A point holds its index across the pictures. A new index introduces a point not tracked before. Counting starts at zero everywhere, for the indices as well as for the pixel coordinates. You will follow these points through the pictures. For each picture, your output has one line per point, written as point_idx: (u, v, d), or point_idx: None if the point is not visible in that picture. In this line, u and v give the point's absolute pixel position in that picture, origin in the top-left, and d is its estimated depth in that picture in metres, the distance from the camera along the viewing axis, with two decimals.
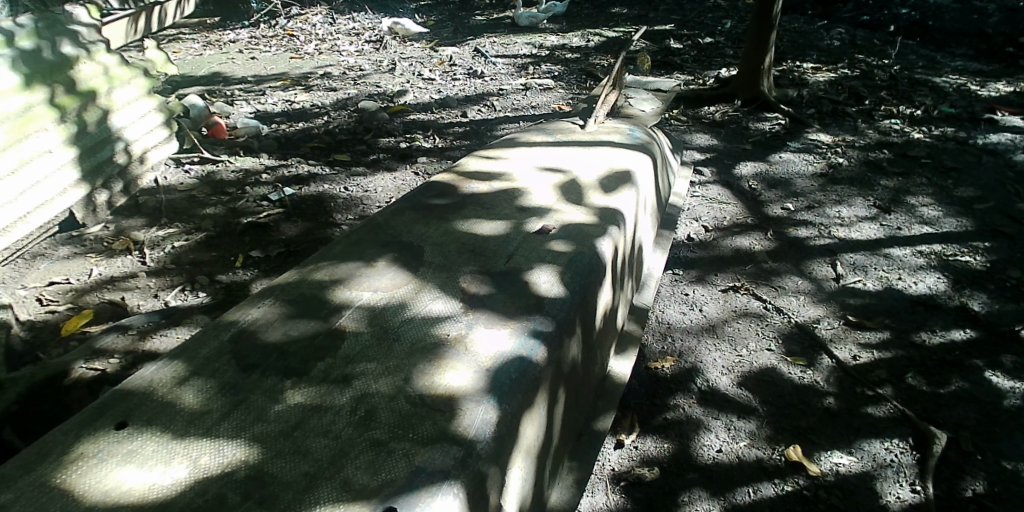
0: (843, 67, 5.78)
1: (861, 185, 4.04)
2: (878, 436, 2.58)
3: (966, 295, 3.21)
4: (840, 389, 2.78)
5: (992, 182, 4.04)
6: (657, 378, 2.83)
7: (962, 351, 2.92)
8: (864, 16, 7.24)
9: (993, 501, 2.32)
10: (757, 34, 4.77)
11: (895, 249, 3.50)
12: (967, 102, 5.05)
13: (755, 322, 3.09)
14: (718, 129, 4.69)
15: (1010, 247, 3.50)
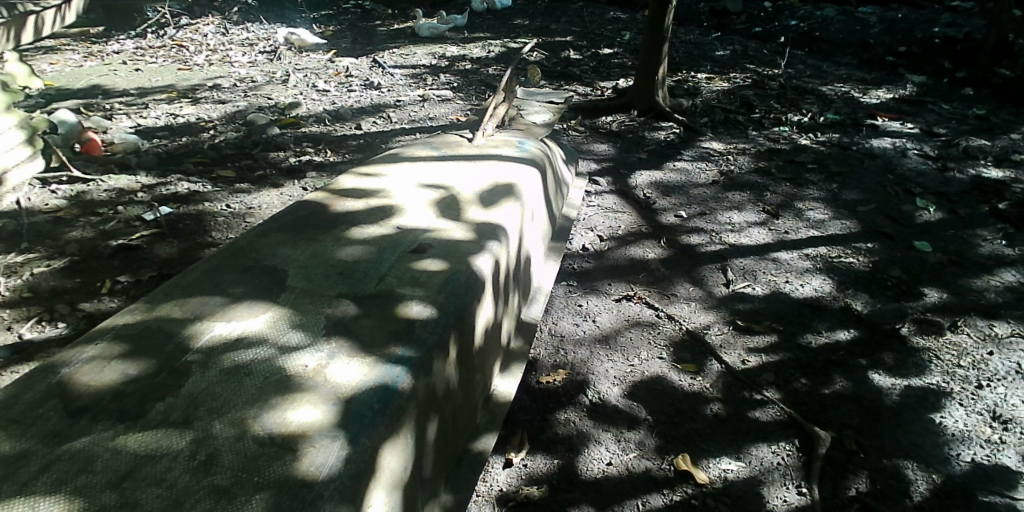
0: (737, 77, 5.98)
1: (752, 191, 4.14)
2: (766, 439, 2.59)
3: (849, 295, 3.31)
4: (728, 394, 2.79)
5: (876, 185, 4.22)
6: (549, 392, 2.78)
7: (845, 351, 2.99)
8: (757, 28, 7.55)
9: (874, 499, 2.34)
10: (651, 45, 4.85)
11: (783, 253, 3.60)
12: (852, 109, 5.30)
13: (647, 330, 3.10)
14: (615, 139, 4.74)
15: (891, 248, 3.65)
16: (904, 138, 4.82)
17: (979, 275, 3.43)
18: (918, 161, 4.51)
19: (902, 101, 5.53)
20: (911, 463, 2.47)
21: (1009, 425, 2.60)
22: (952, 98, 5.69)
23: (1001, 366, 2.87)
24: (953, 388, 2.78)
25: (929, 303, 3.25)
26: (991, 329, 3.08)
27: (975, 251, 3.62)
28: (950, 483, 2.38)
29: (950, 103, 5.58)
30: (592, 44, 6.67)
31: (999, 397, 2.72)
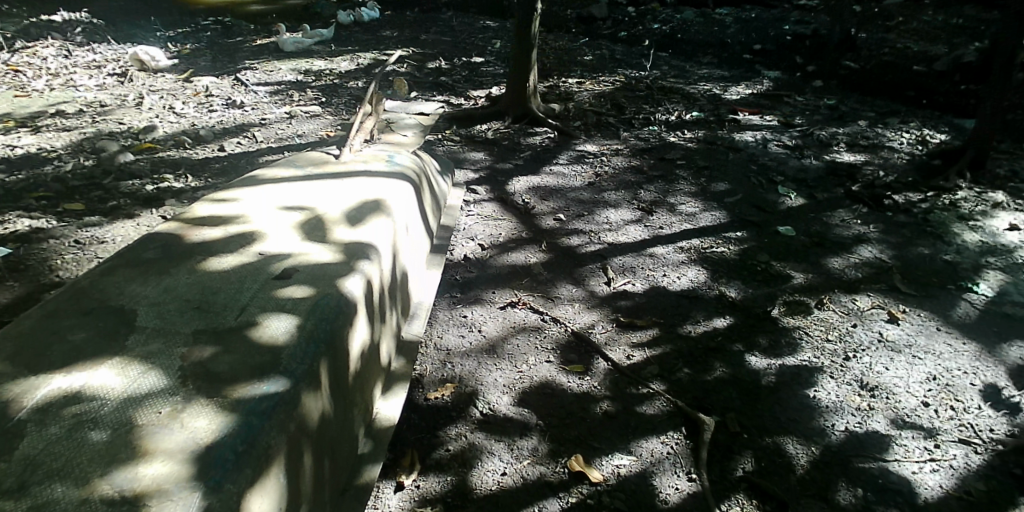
0: (607, 80, 6.18)
1: (627, 190, 4.27)
2: (655, 431, 2.61)
3: (723, 282, 3.45)
4: (616, 391, 2.79)
5: (740, 176, 4.47)
6: (437, 408, 2.67)
7: (723, 337, 3.08)
8: (623, 32, 7.88)
9: (760, 477, 2.42)
10: (520, 53, 4.91)
11: (659, 248, 3.71)
12: (715, 106, 5.60)
13: (533, 336, 3.07)
14: (492, 147, 4.75)
15: (758, 234, 3.85)
16: (763, 130, 5.15)
17: (837, 253, 3.68)
18: (777, 151, 4.83)
19: (760, 96, 5.91)
20: (791, 438, 2.57)
21: (876, 392, 2.75)
22: (803, 91, 6.15)
23: (864, 337, 3.05)
24: (823, 362, 2.91)
25: (795, 283, 3.44)
26: (852, 303, 3.28)
27: (833, 232, 3.89)
28: (827, 453, 2.51)
29: (802, 95, 6.02)
30: (465, 54, 6.69)
31: (864, 366, 2.88)
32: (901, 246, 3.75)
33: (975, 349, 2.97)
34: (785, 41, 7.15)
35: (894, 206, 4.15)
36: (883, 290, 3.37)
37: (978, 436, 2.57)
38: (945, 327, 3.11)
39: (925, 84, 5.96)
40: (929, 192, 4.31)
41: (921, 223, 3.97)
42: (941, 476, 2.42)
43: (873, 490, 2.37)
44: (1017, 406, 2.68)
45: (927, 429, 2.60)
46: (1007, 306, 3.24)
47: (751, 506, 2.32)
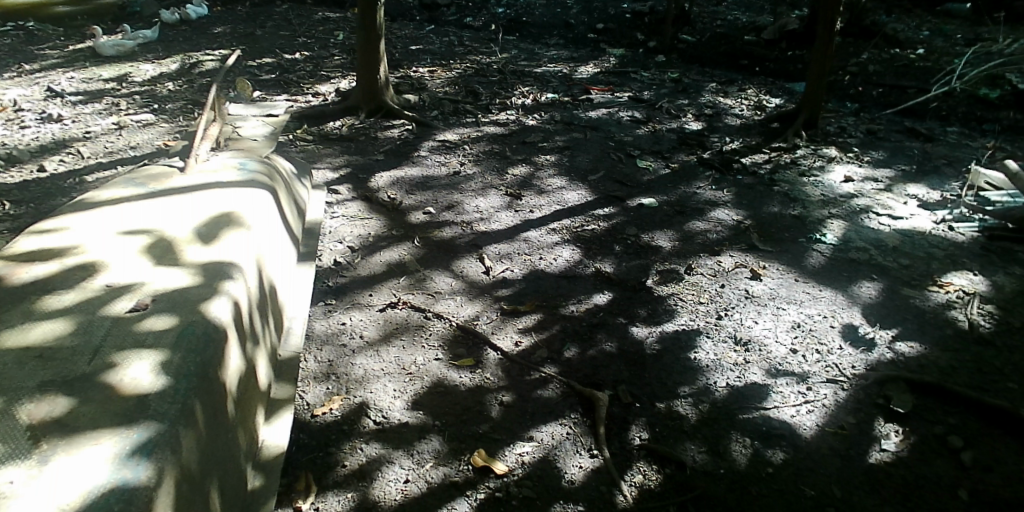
0: (459, 67, 6.12)
1: (494, 175, 4.25)
2: (554, 415, 2.59)
3: (598, 259, 3.50)
4: (511, 379, 2.72)
5: (600, 153, 4.59)
6: (326, 424, 2.47)
7: (604, 312, 3.12)
8: (468, 17, 7.82)
9: (656, 443, 2.50)
10: (366, 44, 4.71)
11: (532, 232, 3.70)
12: (567, 86, 5.72)
13: (417, 334, 2.90)
14: (348, 144, 4.54)
15: (625, 208, 3.96)
16: (616, 107, 5.32)
17: (698, 218, 3.87)
18: (633, 126, 5.00)
19: (609, 74, 6.11)
20: (680, 400, 2.67)
21: (749, 346, 2.92)
22: (649, 66, 6.42)
23: (732, 295, 3.23)
24: (699, 324, 3.04)
25: (664, 252, 3.56)
26: (718, 264, 3.46)
27: (692, 198, 4.09)
28: (714, 409, 2.63)
29: (648, 70, 6.29)
30: (307, 48, 6.35)
31: (736, 323, 3.05)
32: (754, 205, 4.01)
33: (830, 293, 3.23)
34: (627, 19, 7.43)
35: (743, 169, 4.43)
36: (744, 250, 3.58)
37: (843, 374, 2.80)
38: (802, 277, 3.35)
39: (757, 53, 6.43)
40: (773, 152, 4.65)
41: (769, 182, 4.27)
42: (816, 415, 2.62)
43: (760, 439, 2.52)
44: (871, 341, 2.95)
45: (799, 374, 2.79)
46: (851, 250, 3.55)
47: (653, 472, 2.39)
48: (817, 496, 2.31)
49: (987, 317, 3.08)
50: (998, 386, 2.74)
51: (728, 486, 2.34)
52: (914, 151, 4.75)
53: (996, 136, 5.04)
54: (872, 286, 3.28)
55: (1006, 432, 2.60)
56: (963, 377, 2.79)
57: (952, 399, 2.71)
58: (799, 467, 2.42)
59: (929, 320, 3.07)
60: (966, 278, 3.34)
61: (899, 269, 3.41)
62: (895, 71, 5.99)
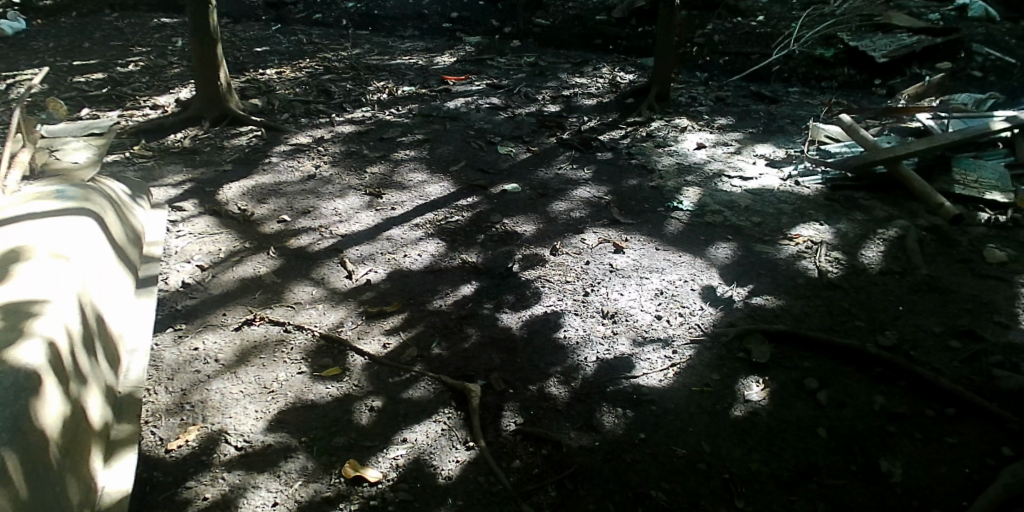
0: (308, 66, 5.95)
1: (351, 176, 4.14)
2: (427, 413, 2.54)
3: (463, 249, 3.48)
4: (379, 384, 2.66)
5: (461, 142, 4.57)
6: (182, 457, 2.31)
7: (472, 302, 3.10)
8: (318, 14, 7.59)
9: (530, 425, 2.50)
10: (200, 49, 4.49)
11: (395, 230, 3.63)
12: (424, 78, 5.70)
13: (279, 349, 2.79)
14: (191, 157, 4.30)
15: (487, 196, 3.97)
16: (473, 95, 5.32)
17: (561, 198, 3.93)
18: (494, 115, 5.00)
19: (465, 64, 6.13)
20: (552, 380, 2.69)
21: (616, 318, 2.99)
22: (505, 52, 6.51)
23: (597, 270, 3.30)
24: (567, 303, 3.08)
25: (527, 236, 3.59)
26: (583, 242, 3.52)
27: (551, 180, 4.14)
28: (586, 385, 2.66)
29: (505, 56, 6.36)
30: (140, 58, 5.96)
31: (602, 297, 3.12)
32: (612, 179, 4.14)
33: (689, 258, 3.38)
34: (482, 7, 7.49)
35: (602, 146, 4.55)
36: (606, 225, 3.67)
37: (705, 332, 2.92)
38: (662, 245, 3.49)
39: (610, 32, 6.69)
40: (629, 127, 4.82)
41: (627, 157, 4.41)
42: (683, 377, 2.70)
43: (631, 407, 2.57)
44: (729, 298, 3.10)
45: (664, 339, 2.89)
46: (706, 215, 3.75)
47: (531, 456, 2.39)
48: (688, 454, 2.39)
49: (834, 263, 3.34)
50: (847, 325, 2.95)
51: (604, 457, 2.37)
52: (760, 113, 5.14)
53: (833, 93, 5.62)
54: (727, 247, 3.46)
55: (856, 368, 2.78)
56: (816, 321, 2.97)
57: (807, 343, 2.87)
58: (671, 429, 2.49)
59: (782, 271, 3.27)
60: (815, 228, 3.63)
61: (752, 226, 3.63)
62: (738, 40, 6.41)
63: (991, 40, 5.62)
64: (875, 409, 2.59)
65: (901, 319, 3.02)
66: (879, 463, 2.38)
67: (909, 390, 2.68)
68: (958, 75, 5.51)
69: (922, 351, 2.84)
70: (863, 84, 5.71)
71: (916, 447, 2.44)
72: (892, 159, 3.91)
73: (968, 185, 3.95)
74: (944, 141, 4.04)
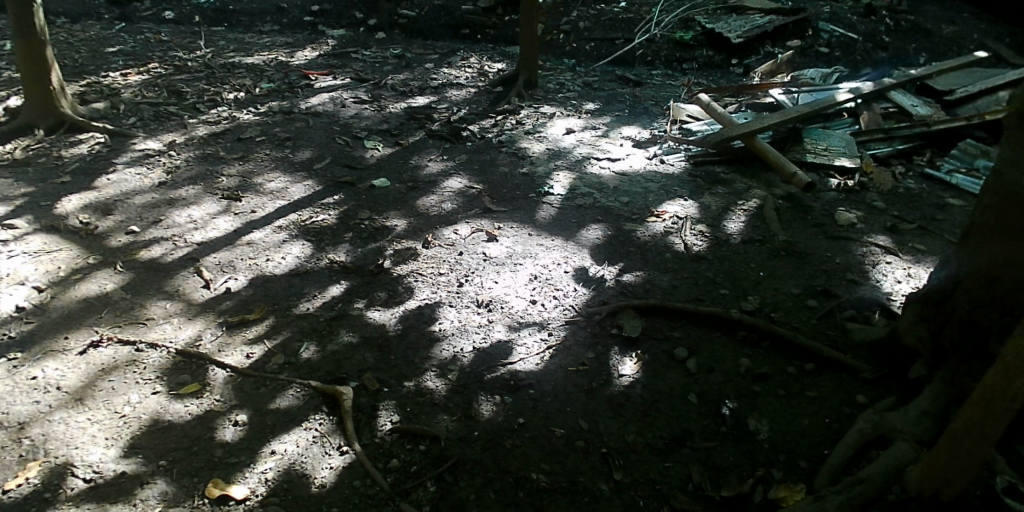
0: (157, 67, 5.66)
1: (203, 182, 3.99)
2: (299, 421, 2.45)
3: (329, 249, 3.47)
4: (244, 396, 2.55)
5: (324, 139, 4.64)
6: (20, 497, 2.10)
7: (342, 302, 3.07)
8: (168, 11, 7.23)
9: (407, 423, 2.46)
10: (28, 50, 4.23)
11: (256, 234, 3.55)
12: (285, 74, 5.72)
13: (131, 371, 2.62)
14: (24, 170, 3.99)
15: (355, 192, 4.02)
16: (338, 90, 5.44)
17: (432, 191, 4.04)
18: (360, 108, 5.15)
19: (328, 57, 6.24)
20: (429, 374, 2.68)
21: (491, 306, 3.06)
22: (370, 45, 6.73)
23: (472, 261, 3.38)
24: (441, 295, 3.13)
25: (397, 231, 3.64)
26: (456, 233, 3.62)
27: (422, 173, 4.27)
28: (462, 376, 2.67)
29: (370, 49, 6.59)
30: None
31: (476, 287, 3.19)
32: (481, 168, 4.35)
33: (560, 242, 3.54)
34: (347, 6, 7.48)
35: (472, 135, 4.77)
36: (478, 214, 3.81)
37: (579, 313, 3.02)
38: (534, 231, 3.64)
39: (476, 21, 7.12)
40: (498, 116, 5.10)
41: (495, 144, 4.67)
42: (558, 358, 2.77)
43: (509, 393, 2.59)
44: (600, 278, 3.25)
45: (539, 322, 2.97)
46: (577, 198, 3.98)
47: (409, 453, 2.35)
48: (566, 434, 2.42)
49: (699, 237, 3.57)
50: (711, 294, 3.12)
51: (484, 447, 2.37)
52: (625, 97, 5.56)
53: (693, 74, 6.11)
54: (597, 229, 3.67)
55: (721, 333, 2.92)
56: (684, 293, 3.14)
57: (674, 315, 3.00)
58: (549, 411, 2.52)
59: (650, 249, 3.47)
60: (678, 205, 3.89)
61: (621, 206, 3.88)
62: (602, 25, 6.75)
63: (835, 18, 6.23)
64: (741, 371, 2.73)
65: (762, 284, 3.21)
66: (747, 423, 2.50)
67: (771, 351, 2.83)
68: (807, 51, 6.08)
69: (781, 312, 3.02)
70: (721, 64, 6.22)
71: (779, 404, 2.59)
72: (748, 134, 4.28)
73: (818, 152, 4.31)
74: (794, 115, 4.44)
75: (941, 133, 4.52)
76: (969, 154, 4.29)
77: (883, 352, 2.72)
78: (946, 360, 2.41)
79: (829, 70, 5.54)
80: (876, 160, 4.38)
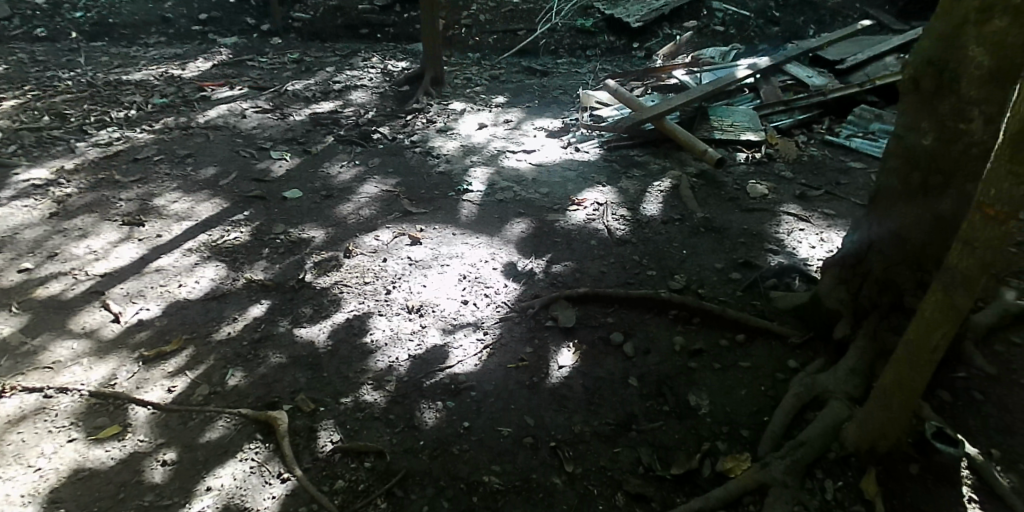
0: (31, 89, 5.18)
1: (99, 209, 3.68)
2: (234, 452, 2.28)
3: (245, 267, 3.26)
4: (169, 433, 2.35)
5: (228, 153, 4.37)
6: None
7: (265, 323, 2.89)
8: (38, 27, 6.64)
9: (349, 441, 2.33)
10: None
11: (164, 259, 3.29)
12: (178, 87, 5.36)
13: (41, 421, 2.38)
14: None
15: (267, 205, 3.80)
16: (237, 100, 5.16)
17: (347, 199, 3.88)
18: (263, 118, 4.89)
19: (223, 67, 5.91)
20: (367, 389, 2.55)
21: (422, 311, 2.96)
22: (266, 51, 6.42)
23: (397, 266, 3.27)
24: (370, 305, 3.01)
25: (316, 242, 3.46)
26: (377, 240, 3.49)
27: (335, 180, 4.09)
28: (400, 385, 2.57)
29: (266, 55, 6.28)
30: None
31: (405, 293, 3.08)
32: (397, 170, 4.21)
33: (486, 238, 3.48)
34: (238, 14, 7.12)
35: (383, 138, 4.63)
36: (398, 218, 3.68)
37: (512, 309, 2.98)
38: (458, 230, 3.57)
39: (375, 21, 6.94)
40: (408, 116, 4.97)
41: (408, 145, 4.54)
42: (497, 356, 2.71)
43: (451, 398, 2.51)
44: (529, 271, 3.21)
45: (474, 322, 2.90)
46: (497, 192, 3.93)
47: (354, 472, 2.23)
48: (513, 432, 2.37)
49: (621, 221, 3.60)
50: (640, 276, 3.15)
51: (432, 455, 2.27)
52: (534, 87, 5.55)
53: (597, 60, 6.17)
54: (522, 222, 3.62)
55: (654, 313, 2.94)
56: (613, 278, 3.16)
57: (607, 301, 3.00)
58: (493, 411, 2.46)
59: (577, 237, 3.47)
60: (598, 191, 3.91)
61: (541, 198, 3.85)
62: (503, 17, 6.75)
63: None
64: (677, 349, 2.76)
65: (687, 261, 3.27)
66: (689, 398, 2.53)
67: (703, 325, 2.87)
68: (704, 30, 6.29)
69: (708, 287, 3.08)
70: (623, 49, 6.33)
71: (716, 376, 2.62)
72: (658, 117, 4.38)
73: (726, 129, 4.46)
74: (699, 94, 4.56)
75: (836, 101, 4.76)
76: (863, 119, 4.53)
77: (806, 315, 2.80)
78: (867, 316, 2.50)
79: (727, 48, 5.73)
80: (779, 132, 4.56)
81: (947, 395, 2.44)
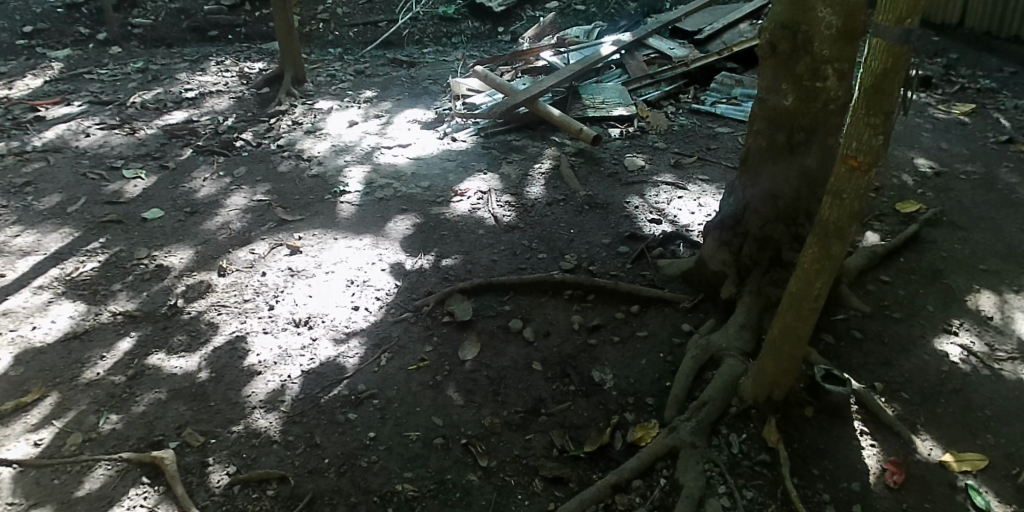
0: None
1: None
2: (115, 501, 1.97)
3: (106, 299, 2.86)
4: (37, 493, 2.00)
5: (73, 177, 3.84)
6: None
7: (136, 357, 2.54)
8: None
9: (247, 471, 2.08)
10: None
11: (11, 300, 2.82)
12: (5, 110, 4.65)
13: None
14: None
15: (125, 229, 3.37)
16: (77, 118, 4.55)
17: (214, 213, 3.52)
18: (108, 134, 4.35)
19: (57, 82, 5.21)
20: (260, 411, 2.30)
21: (311, 323, 2.72)
22: (104, 61, 5.73)
23: (276, 279, 2.99)
24: (251, 324, 2.72)
25: (183, 263, 3.10)
26: (252, 253, 3.18)
27: (197, 194, 3.70)
28: (296, 404, 2.33)
29: (105, 66, 5.61)
30: None
31: (290, 306, 2.82)
32: (266, 177, 3.88)
33: (370, 239, 3.28)
34: (67, 22, 6.32)
35: (246, 144, 4.26)
36: (273, 228, 3.38)
37: (407, 309, 2.81)
38: (339, 233, 3.33)
39: (224, 21, 6.42)
40: (271, 119, 4.61)
41: (275, 149, 4.20)
42: (396, 360, 2.54)
43: (353, 410, 2.32)
44: (419, 268, 3.06)
45: (367, 328, 2.71)
46: (376, 191, 3.72)
47: (257, 502, 1.99)
48: (423, 435, 2.22)
49: (506, 207, 3.52)
50: (532, 260, 3.09)
51: (340, 471, 2.08)
52: (402, 79, 5.35)
53: (464, 47, 6.06)
54: (405, 219, 3.45)
55: (551, 295, 2.88)
56: (505, 265, 3.07)
57: (502, 289, 2.91)
58: (399, 416, 2.29)
59: (463, 228, 3.36)
60: (480, 179, 3.80)
61: (423, 192, 3.69)
62: (361, 9, 6.47)
63: None
64: (576, 327, 2.72)
65: (575, 240, 3.25)
66: (593, 375, 2.49)
67: (598, 301, 2.85)
68: (566, 11, 6.36)
69: (599, 263, 3.07)
70: (489, 34, 6.27)
71: (617, 350, 2.61)
72: (530, 99, 4.34)
73: (597, 107, 4.51)
74: (568, 74, 4.58)
75: (698, 71, 4.96)
76: (726, 85, 4.74)
77: (693, 280, 2.86)
78: (750, 274, 2.58)
79: (590, 27, 5.80)
80: (649, 105, 4.68)
81: (830, 338, 2.57)
